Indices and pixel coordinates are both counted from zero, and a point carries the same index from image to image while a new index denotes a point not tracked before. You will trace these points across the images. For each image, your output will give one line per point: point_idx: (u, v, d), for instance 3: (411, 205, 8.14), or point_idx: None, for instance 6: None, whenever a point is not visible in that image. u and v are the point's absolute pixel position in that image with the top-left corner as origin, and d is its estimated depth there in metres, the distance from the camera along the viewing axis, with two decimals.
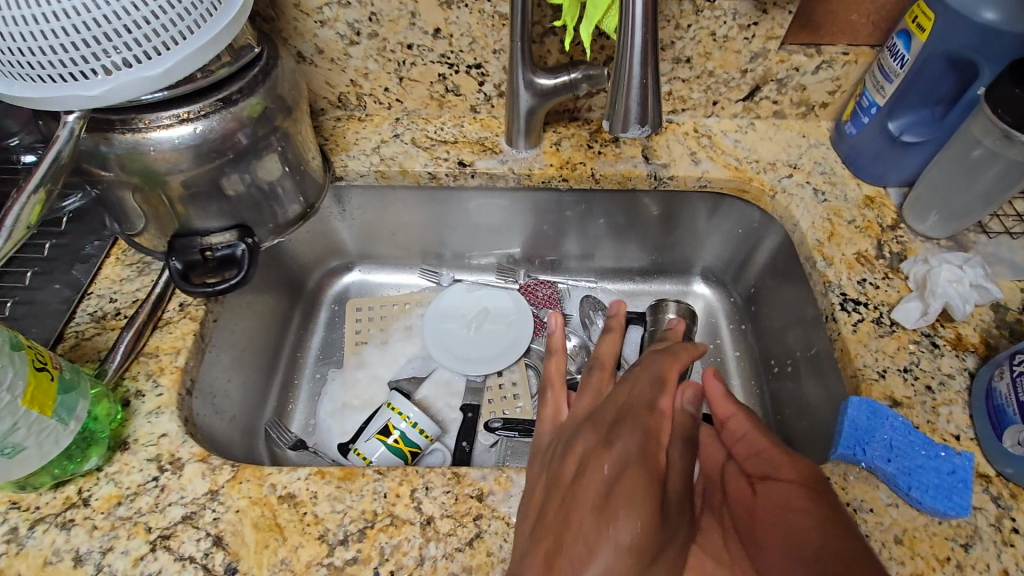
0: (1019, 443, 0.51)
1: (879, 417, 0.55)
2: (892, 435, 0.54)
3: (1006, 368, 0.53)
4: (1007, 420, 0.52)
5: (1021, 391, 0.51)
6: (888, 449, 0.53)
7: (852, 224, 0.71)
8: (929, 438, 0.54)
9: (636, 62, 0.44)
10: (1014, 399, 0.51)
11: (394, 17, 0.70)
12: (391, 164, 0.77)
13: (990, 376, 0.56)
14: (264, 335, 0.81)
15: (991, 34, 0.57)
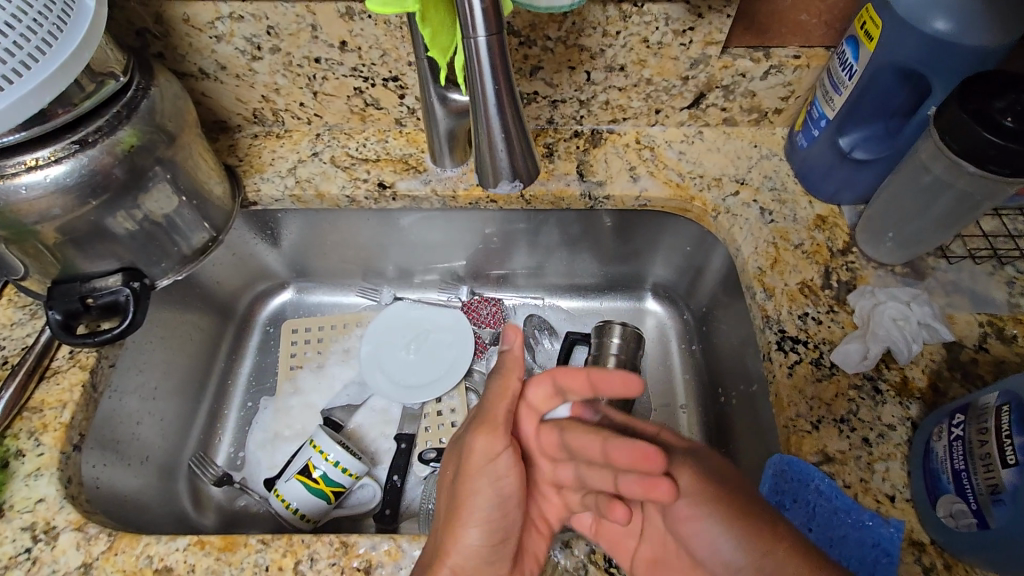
0: (952, 515, 0.46)
1: (804, 478, 0.51)
2: (816, 501, 0.50)
3: (944, 427, 0.48)
4: (941, 487, 0.47)
5: (956, 457, 0.46)
6: (810, 517, 0.50)
7: (799, 249, 0.66)
8: (857, 504, 0.49)
9: (495, 119, 0.46)
10: (948, 465, 0.47)
11: (293, 30, 0.64)
12: (306, 188, 0.72)
13: (928, 431, 0.51)
14: (185, 367, 0.78)
15: (940, 47, 0.50)
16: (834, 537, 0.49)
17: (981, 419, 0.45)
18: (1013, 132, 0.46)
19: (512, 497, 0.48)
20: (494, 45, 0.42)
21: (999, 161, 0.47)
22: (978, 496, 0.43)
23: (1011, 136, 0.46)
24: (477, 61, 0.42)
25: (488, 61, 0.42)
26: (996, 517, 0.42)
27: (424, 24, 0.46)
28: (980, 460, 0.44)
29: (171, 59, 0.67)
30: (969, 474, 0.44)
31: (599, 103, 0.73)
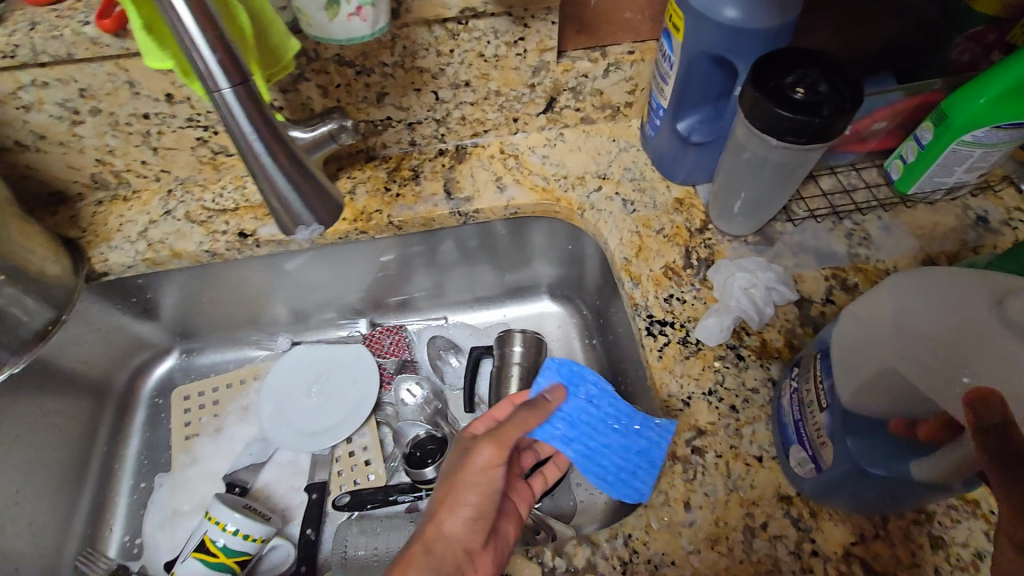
0: (800, 464, 0.49)
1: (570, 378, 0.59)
2: (579, 411, 0.58)
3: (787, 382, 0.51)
4: (789, 439, 0.50)
5: (794, 408, 0.49)
6: (571, 432, 0.57)
7: (660, 234, 0.68)
8: (632, 409, 0.55)
9: (271, 165, 0.49)
10: (791, 417, 0.49)
11: (110, 89, 0.60)
12: (160, 249, 0.68)
13: (779, 389, 0.54)
14: (55, 458, 0.72)
15: (735, 33, 0.54)
16: (599, 447, 0.56)
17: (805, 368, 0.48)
18: (800, 104, 0.50)
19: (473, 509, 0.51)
20: (241, 95, 0.45)
21: (796, 132, 0.50)
22: (812, 442, 0.46)
23: (800, 108, 0.49)
24: (230, 111, 0.45)
25: (241, 112, 0.45)
26: (826, 458, 0.45)
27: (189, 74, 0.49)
28: (808, 409, 0.47)
29: None
30: (803, 423, 0.48)
31: (456, 119, 0.73)
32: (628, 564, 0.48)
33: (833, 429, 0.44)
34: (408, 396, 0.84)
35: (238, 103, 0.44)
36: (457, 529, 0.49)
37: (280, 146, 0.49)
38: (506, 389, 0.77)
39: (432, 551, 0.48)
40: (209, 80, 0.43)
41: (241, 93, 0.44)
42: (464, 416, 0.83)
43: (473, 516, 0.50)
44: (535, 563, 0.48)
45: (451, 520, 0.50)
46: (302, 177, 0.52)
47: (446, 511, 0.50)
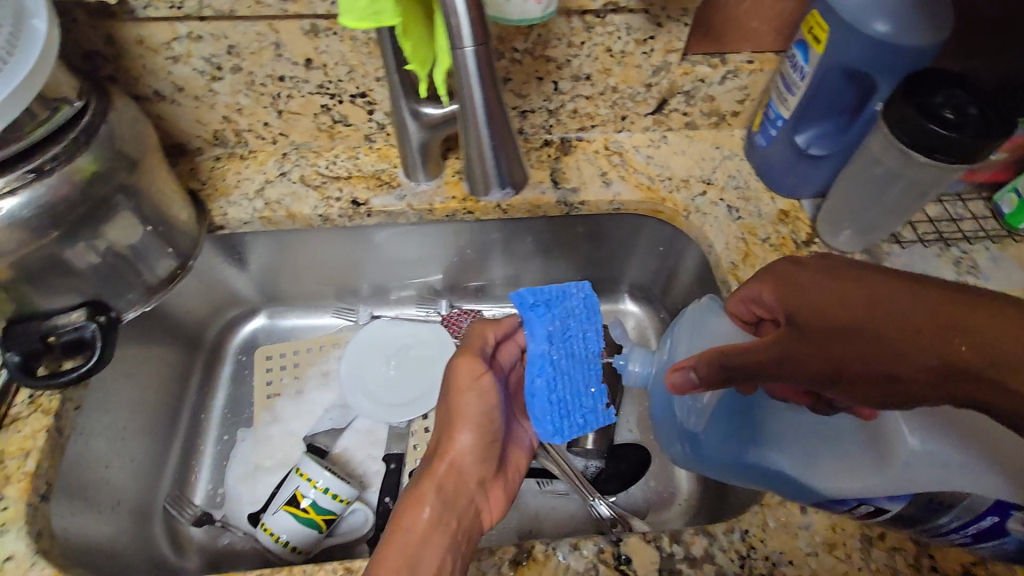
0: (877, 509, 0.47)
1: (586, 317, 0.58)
2: (578, 343, 0.58)
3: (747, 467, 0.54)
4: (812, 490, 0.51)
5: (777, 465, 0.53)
6: (569, 357, 0.58)
7: (766, 243, 0.69)
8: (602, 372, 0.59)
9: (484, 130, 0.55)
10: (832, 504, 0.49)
11: (255, 49, 0.62)
12: (276, 209, 0.70)
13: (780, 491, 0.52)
14: (152, 401, 0.74)
15: (882, 47, 0.54)
16: (562, 374, 0.57)
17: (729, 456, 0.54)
18: (953, 123, 0.50)
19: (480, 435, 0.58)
20: (481, 54, 0.46)
21: (944, 150, 0.51)
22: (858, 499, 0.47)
23: (952, 126, 0.50)
24: (466, 68, 0.48)
25: (476, 73, 0.48)
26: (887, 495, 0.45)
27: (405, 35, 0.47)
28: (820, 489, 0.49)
29: (124, 83, 0.64)
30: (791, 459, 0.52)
31: (568, 112, 0.75)
32: (747, 558, 0.48)
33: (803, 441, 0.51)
34: None
35: (476, 60, 0.46)
36: (466, 454, 0.57)
37: (497, 109, 0.53)
38: None
39: (447, 471, 0.56)
40: (452, 38, 0.46)
41: (482, 54, 0.46)
42: None
43: (479, 440, 0.58)
44: (653, 546, 0.49)
45: (462, 444, 0.57)
46: (504, 136, 0.57)
47: (451, 430, 0.57)
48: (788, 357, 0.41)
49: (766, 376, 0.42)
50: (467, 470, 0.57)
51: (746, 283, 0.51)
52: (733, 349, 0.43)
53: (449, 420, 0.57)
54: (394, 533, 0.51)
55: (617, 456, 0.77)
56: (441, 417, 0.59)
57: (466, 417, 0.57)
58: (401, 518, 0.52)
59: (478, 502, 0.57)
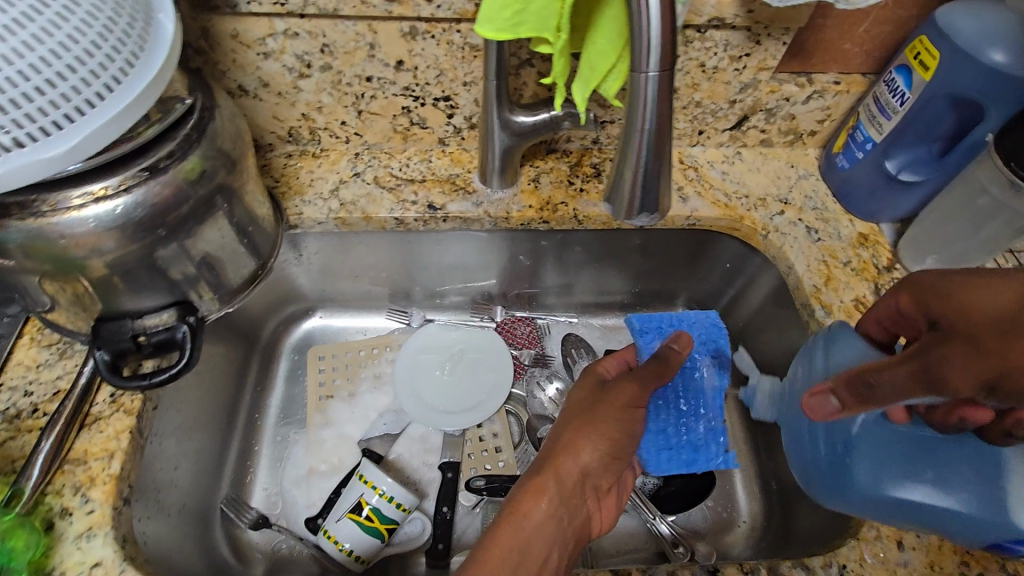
0: None
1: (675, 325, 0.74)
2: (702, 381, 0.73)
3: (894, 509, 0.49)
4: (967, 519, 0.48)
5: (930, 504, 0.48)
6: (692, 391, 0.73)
7: (847, 266, 0.68)
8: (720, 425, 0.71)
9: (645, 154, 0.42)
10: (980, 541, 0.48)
11: (349, 48, 0.61)
12: (352, 210, 0.69)
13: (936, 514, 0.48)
14: (216, 398, 0.73)
15: (997, 77, 0.54)
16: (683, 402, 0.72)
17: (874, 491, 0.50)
18: None
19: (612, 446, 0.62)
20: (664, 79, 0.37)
21: None
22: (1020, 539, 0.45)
23: None
24: (642, 94, 0.40)
25: (655, 97, 0.39)
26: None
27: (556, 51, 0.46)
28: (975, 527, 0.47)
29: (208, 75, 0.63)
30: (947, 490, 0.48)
31: None
32: None
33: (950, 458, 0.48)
34: (539, 389, 0.84)
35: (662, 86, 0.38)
36: (593, 459, 0.61)
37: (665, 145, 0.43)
38: None
39: (571, 473, 0.60)
40: (638, 58, 0.38)
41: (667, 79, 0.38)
42: None
43: (606, 450, 0.61)
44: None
45: (591, 451, 0.61)
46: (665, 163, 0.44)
47: (583, 435, 0.62)
48: (942, 365, 0.42)
49: (920, 389, 0.43)
50: (591, 477, 0.61)
51: (879, 302, 0.54)
52: (872, 369, 0.45)
53: (581, 426, 0.62)
54: (513, 513, 0.55)
55: (680, 474, 0.75)
56: (576, 421, 0.63)
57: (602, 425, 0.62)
58: (521, 503, 0.56)
59: (593, 511, 0.60)
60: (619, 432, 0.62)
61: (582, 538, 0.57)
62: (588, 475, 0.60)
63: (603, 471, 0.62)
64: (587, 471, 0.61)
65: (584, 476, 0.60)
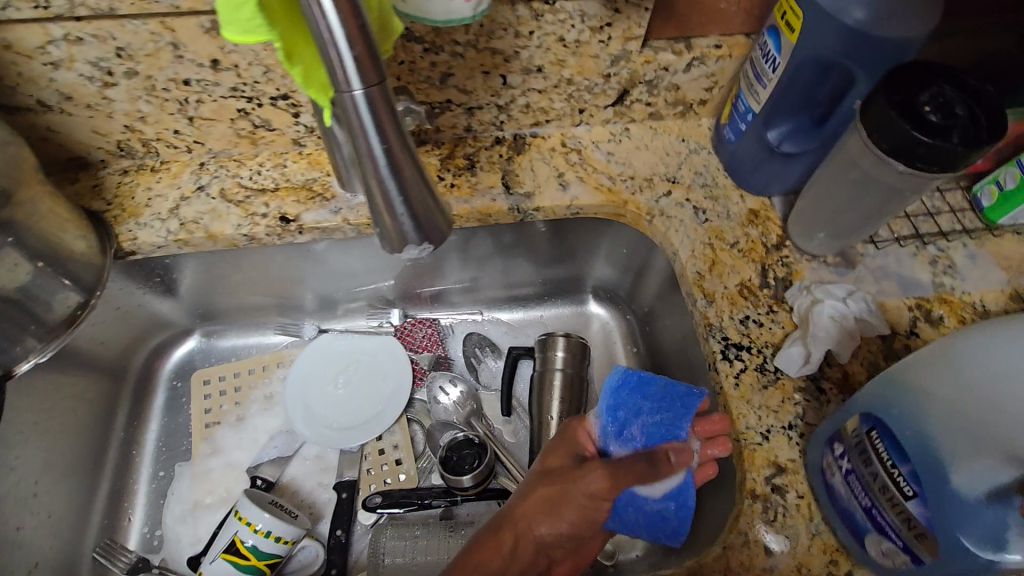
0: (884, 553, 0.44)
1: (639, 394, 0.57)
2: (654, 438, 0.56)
3: (832, 461, 0.47)
4: (862, 528, 0.45)
5: (860, 494, 0.45)
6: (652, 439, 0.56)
7: (735, 248, 0.64)
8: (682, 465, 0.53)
9: (390, 182, 0.38)
10: (857, 503, 0.45)
11: (150, 50, 0.54)
12: (193, 229, 0.62)
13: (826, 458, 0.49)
14: (75, 440, 0.68)
15: (858, 38, 0.49)
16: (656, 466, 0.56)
17: (852, 436, 0.45)
18: (937, 127, 0.45)
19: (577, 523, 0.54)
20: (376, 98, 0.35)
21: (927, 158, 0.46)
22: (900, 534, 0.42)
23: (936, 131, 0.45)
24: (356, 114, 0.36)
25: (371, 117, 0.35)
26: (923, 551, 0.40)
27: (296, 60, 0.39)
28: (883, 494, 0.42)
29: None
30: (880, 510, 0.43)
31: (519, 107, 0.68)
32: None
33: (930, 518, 0.39)
34: (441, 394, 0.79)
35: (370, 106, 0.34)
36: (552, 537, 0.54)
37: (410, 164, 0.39)
38: (549, 397, 0.73)
39: (521, 549, 0.54)
40: (339, 79, 0.34)
41: (375, 95, 0.34)
42: (500, 420, 0.79)
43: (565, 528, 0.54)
44: None
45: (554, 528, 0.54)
46: (421, 186, 0.40)
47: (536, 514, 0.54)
48: None
49: None
50: (546, 548, 0.54)
51: None
52: None
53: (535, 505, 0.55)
54: None
55: None
56: (541, 493, 0.55)
57: (564, 508, 0.53)
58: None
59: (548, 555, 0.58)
60: (583, 515, 0.54)
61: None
62: (524, 555, 0.54)
63: (564, 544, 0.55)
64: (545, 542, 0.54)
65: (536, 546, 0.54)
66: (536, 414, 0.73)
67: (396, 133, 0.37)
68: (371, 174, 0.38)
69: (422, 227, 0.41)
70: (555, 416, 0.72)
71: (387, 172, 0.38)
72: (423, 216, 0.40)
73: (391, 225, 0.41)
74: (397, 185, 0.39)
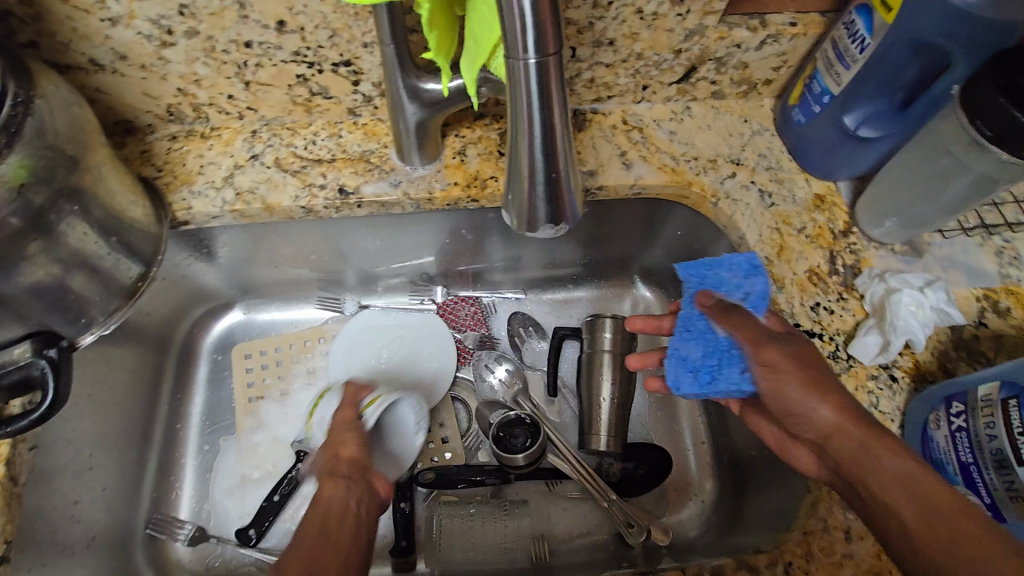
0: None
1: (749, 274, 0.55)
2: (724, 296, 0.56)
3: (942, 416, 0.48)
4: (948, 479, 0.47)
5: (962, 450, 0.46)
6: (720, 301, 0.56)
7: (802, 233, 0.63)
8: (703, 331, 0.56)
9: (539, 159, 0.39)
10: (954, 457, 0.47)
11: (214, 9, 0.52)
12: (249, 200, 0.60)
13: (926, 420, 0.50)
14: (122, 412, 0.67)
15: (964, 20, 0.47)
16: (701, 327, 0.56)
17: (981, 401, 0.46)
18: None
19: (801, 362, 0.48)
20: (548, 69, 0.35)
21: None
22: (992, 491, 0.44)
23: None
24: (524, 87, 0.35)
25: (538, 90, 0.35)
26: (1014, 511, 0.43)
27: (431, 28, 0.39)
28: (991, 455, 0.44)
29: (48, 48, 0.53)
30: (980, 468, 0.45)
31: (583, 81, 0.65)
32: None
33: None
34: (488, 373, 0.78)
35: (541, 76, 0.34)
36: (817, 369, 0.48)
37: (563, 143, 0.39)
38: (598, 379, 0.72)
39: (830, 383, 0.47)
40: (514, 46, 0.34)
41: (547, 67, 0.34)
42: (544, 401, 0.78)
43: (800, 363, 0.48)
44: None
45: (805, 401, 0.47)
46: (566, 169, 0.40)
47: (792, 376, 0.48)
48: None
49: None
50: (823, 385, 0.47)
51: None
52: None
53: (793, 368, 0.48)
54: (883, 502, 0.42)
55: (633, 457, 0.72)
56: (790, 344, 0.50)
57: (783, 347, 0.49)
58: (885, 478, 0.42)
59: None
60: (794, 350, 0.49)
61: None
62: (827, 386, 0.47)
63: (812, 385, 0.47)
64: (810, 383, 0.47)
65: (824, 385, 0.47)
66: (586, 395, 0.72)
67: (559, 107, 0.37)
68: (523, 144, 0.38)
69: (557, 211, 0.43)
70: (606, 398, 0.71)
71: (540, 146, 0.38)
72: (564, 198, 0.42)
73: (527, 203, 0.42)
74: (546, 162, 0.39)
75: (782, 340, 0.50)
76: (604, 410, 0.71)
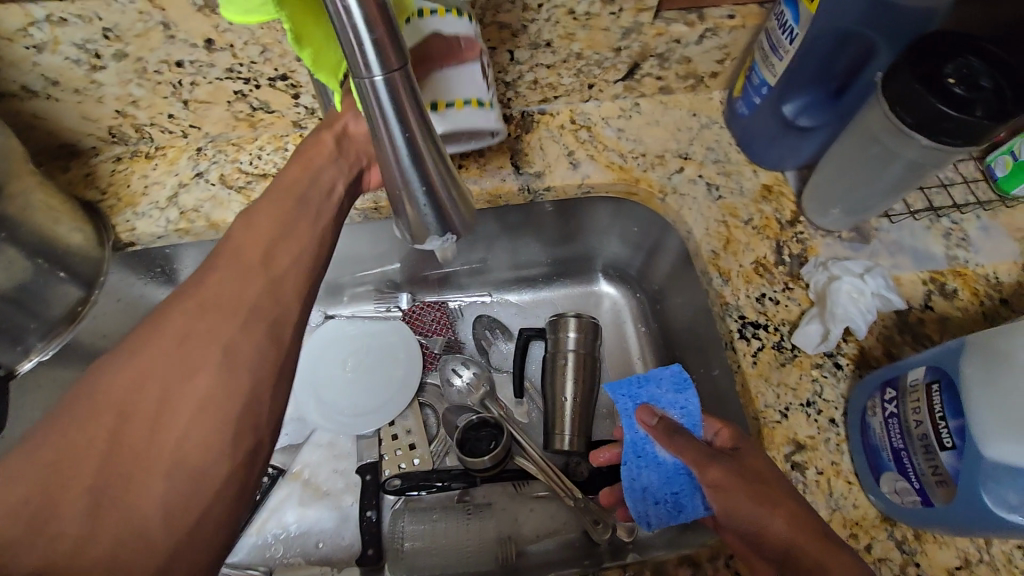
0: (896, 491, 0.47)
1: (680, 390, 0.58)
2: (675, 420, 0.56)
3: (878, 402, 0.49)
4: (883, 465, 0.47)
5: (894, 436, 0.46)
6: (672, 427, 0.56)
7: (749, 225, 0.63)
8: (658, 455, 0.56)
9: (411, 174, 0.36)
10: (888, 443, 0.47)
11: (140, 31, 0.52)
12: (194, 218, 0.60)
13: (865, 406, 0.50)
14: None
15: (883, 7, 0.49)
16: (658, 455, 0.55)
17: (910, 386, 0.46)
18: (960, 101, 0.44)
19: (756, 481, 0.46)
20: (397, 84, 0.32)
21: (950, 133, 0.45)
22: (921, 476, 0.44)
23: (960, 106, 0.43)
24: (376, 104, 0.33)
25: (391, 106, 0.33)
26: (941, 496, 0.42)
27: (301, 43, 0.37)
28: (918, 441, 0.44)
29: None
30: (910, 453, 0.45)
31: (527, 83, 0.65)
32: None
33: (957, 469, 0.40)
34: (454, 377, 0.79)
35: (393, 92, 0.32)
36: (779, 489, 0.46)
37: (432, 155, 0.36)
38: (561, 377, 0.72)
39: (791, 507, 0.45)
40: (357, 63, 0.31)
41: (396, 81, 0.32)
42: (512, 402, 0.78)
43: (759, 488, 0.46)
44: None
45: (759, 517, 0.44)
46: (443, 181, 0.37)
47: (740, 493, 0.46)
48: None
49: None
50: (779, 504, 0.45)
51: None
52: None
53: (737, 487, 0.46)
54: None
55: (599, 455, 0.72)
56: (745, 466, 0.47)
57: (734, 463, 0.48)
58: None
59: (83, 390, 0.38)
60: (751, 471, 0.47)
61: (115, 491, 0.35)
62: (786, 507, 0.45)
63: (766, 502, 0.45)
64: (760, 497, 0.45)
65: (777, 501, 0.45)
66: (549, 395, 0.72)
67: (421, 120, 0.34)
68: (390, 163, 0.35)
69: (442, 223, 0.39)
70: (570, 397, 0.71)
71: (409, 163, 0.35)
72: (447, 212, 0.38)
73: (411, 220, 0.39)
74: (420, 177, 0.36)
75: (724, 456, 0.48)
76: (568, 409, 0.71)
